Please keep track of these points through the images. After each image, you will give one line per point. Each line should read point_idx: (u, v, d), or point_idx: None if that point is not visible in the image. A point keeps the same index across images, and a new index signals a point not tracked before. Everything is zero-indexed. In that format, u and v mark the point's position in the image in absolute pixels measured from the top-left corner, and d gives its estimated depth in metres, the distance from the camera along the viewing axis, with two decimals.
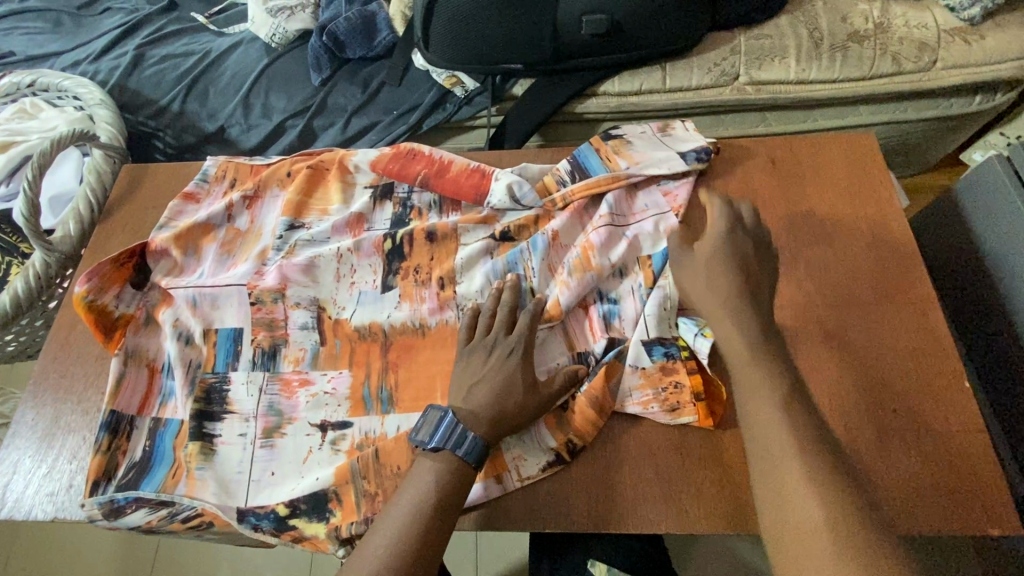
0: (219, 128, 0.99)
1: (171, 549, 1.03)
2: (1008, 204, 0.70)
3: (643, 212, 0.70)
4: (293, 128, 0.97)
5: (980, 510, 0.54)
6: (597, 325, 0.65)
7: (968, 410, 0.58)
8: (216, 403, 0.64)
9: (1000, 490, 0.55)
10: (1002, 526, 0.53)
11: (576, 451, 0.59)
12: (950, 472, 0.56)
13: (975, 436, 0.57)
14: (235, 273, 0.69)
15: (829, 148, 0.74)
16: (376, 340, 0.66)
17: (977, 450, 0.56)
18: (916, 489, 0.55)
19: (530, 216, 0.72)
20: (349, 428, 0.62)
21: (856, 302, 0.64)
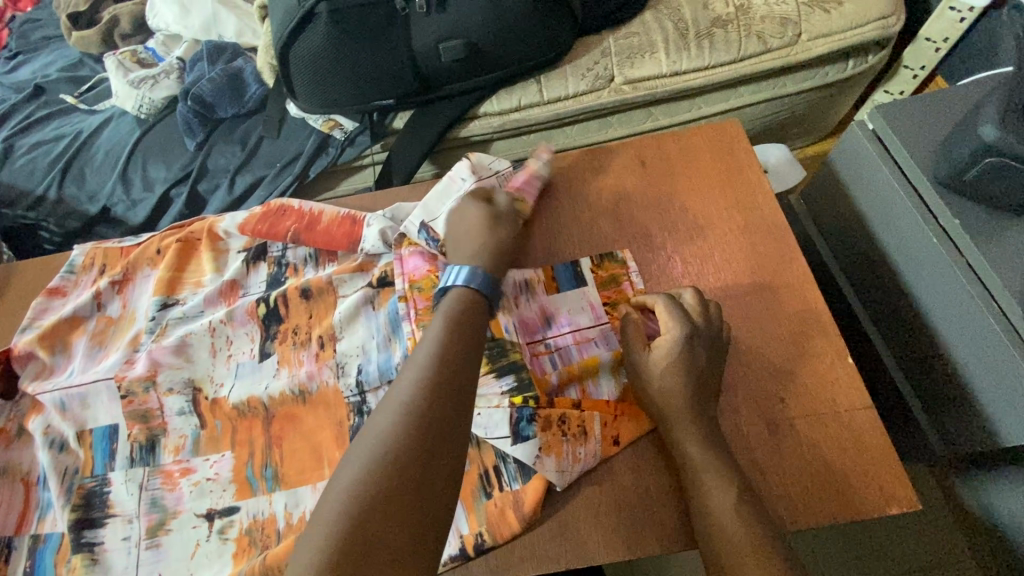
0: (102, 209, 0.96)
1: None
2: (874, 167, 0.71)
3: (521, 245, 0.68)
4: (178, 197, 0.95)
5: (877, 491, 0.52)
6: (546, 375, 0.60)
7: (852, 388, 0.57)
8: (97, 508, 0.60)
9: (895, 465, 0.53)
10: (902, 503, 0.52)
11: (484, 546, 0.53)
12: (843, 456, 0.54)
13: (865, 414, 0.56)
14: (104, 366, 0.65)
15: (695, 140, 0.74)
16: (257, 415, 0.63)
17: (869, 429, 0.55)
18: (811, 479, 0.53)
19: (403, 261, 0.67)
20: (237, 513, 0.58)
21: (733, 296, 0.63)
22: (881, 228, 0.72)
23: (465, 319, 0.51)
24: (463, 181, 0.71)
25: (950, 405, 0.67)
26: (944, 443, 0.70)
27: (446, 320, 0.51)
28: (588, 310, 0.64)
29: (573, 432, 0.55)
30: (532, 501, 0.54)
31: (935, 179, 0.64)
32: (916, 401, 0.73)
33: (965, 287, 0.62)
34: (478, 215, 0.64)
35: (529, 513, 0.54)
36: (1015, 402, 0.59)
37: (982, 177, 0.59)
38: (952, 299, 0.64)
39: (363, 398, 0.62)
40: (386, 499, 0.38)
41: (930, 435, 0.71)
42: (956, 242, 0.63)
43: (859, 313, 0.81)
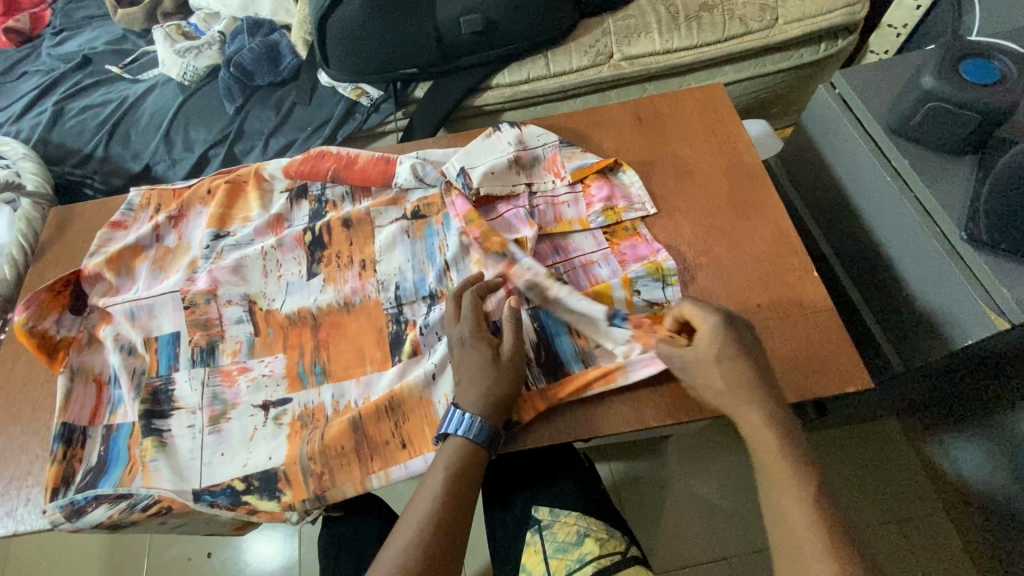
0: (146, 167, 1.05)
1: (161, 556, 1.05)
2: (839, 123, 0.82)
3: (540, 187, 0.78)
4: (216, 156, 1.04)
5: (836, 373, 0.62)
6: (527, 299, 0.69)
7: (819, 296, 0.67)
8: (164, 402, 0.68)
9: (854, 354, 0.63)
10: (858, 382, 0.62)
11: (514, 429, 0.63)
12: (810, 348, 0.64)
13: (828, 314, 0.66)
14: (167, 284, 0.75)
15: (685, 99, 0.85)
16: (306, 324, 0.72)
17: (832, 327, 0.65)
18: (783, 367, 0.63)
19: (434, 194, 0.79)
20: (289, 403, 0.67)
21: (718, 225, 0.73)
22: (846, 175, 0.83)
23: (458, 463, 0.58)
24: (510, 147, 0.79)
25: (907, 326, 0.78)
26: (901, 361, 0.80)
27: (442, 472, 0.58)
28: (592, 240, 0.74)
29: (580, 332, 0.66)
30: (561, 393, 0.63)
31: (888, 129, 0.75)
32: (878, 327, 0.84)
33: (916, 219, 0.72)
34: (455, 350, 0.63)
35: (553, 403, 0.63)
36: (959, 312, 0.69)
37: (926, 120, 0.70)
38: (907, 231, 0.74)
39: (400, 309, 0.72)
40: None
41: (890, 357, 0.82)
42: (907, 180, 0.74)
43: (829, 256, 0.92)
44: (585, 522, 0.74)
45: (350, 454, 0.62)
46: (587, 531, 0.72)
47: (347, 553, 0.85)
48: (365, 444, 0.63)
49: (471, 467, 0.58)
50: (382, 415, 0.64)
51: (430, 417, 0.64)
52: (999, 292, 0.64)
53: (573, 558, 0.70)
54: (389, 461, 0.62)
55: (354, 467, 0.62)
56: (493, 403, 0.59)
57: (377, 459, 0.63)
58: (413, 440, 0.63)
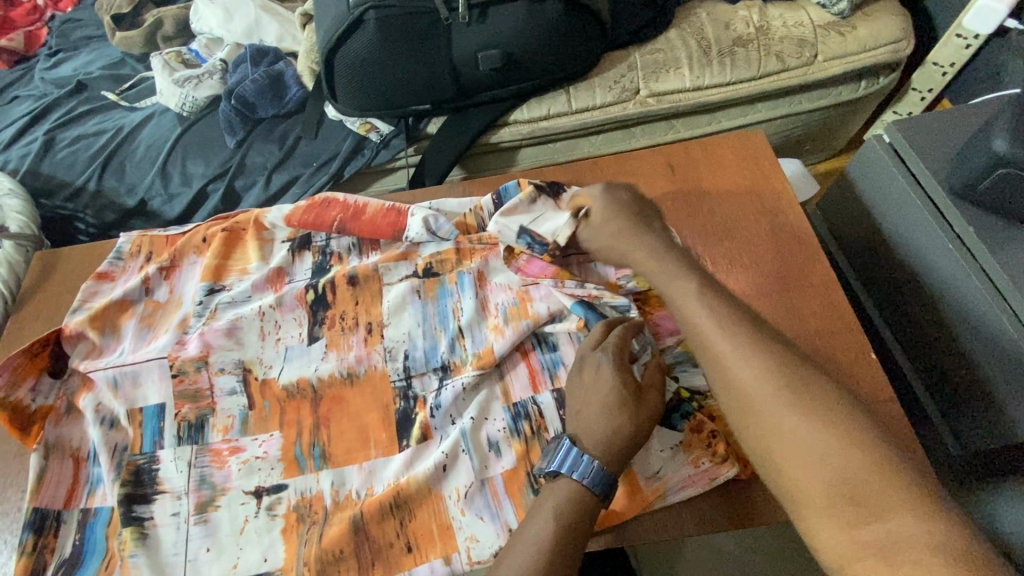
0: (140, 202, 0.99)
1: None
2: (889, 178, 0.75)
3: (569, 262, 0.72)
4: (214, 192, 0.98)
5: None
6: (540, 378, 0.64)
7: (876, 382, 0.60)
8: (147, 484, 0.62)
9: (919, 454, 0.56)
10: None
11: None
12: None
13: (887, 406, 0.59)
14: (155, 347, 0.68)
15: (721, 148, 0.78)
16: (306, 397, 0.66)
17: (895, 422, 0.58)
18: None
19: (450, 249, 0.72)
20: (285, 490, 0.61)
21: (761, 295, 0.66)
22: (895, 233, 0.76)
23: (568, 512, 0.49)
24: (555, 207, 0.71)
25: (966, 404, 0.70)
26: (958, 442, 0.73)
27: (551, 520, 0.49)
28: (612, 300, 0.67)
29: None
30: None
31: (949, 189, 0.68)
32: (932, 407, 0.76)
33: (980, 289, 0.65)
34: (584, 373, 0.56)
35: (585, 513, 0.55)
36: None
37: (996, 186, 0.63)
38: (968, 301, 0.67)
39: (409, 381, 0.66)
40: None
41: (945, 434, 0.75)
42: (969, 246, 0.67)
43: (873, 317, 0.85)
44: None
45: (349, 560, 0.56)
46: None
47: None
48: (366, 548, 0.56)
49: (583, 519, 0.49)
50: (387, 515, 0.58)
51: (439, 516, 0.58)
52: None
53: None
54: (392, 567, 0.56)
55: None
56: (613, 444, 0.51)
57: (380, 564, 0.56)
58: (422, 544, 0.57)
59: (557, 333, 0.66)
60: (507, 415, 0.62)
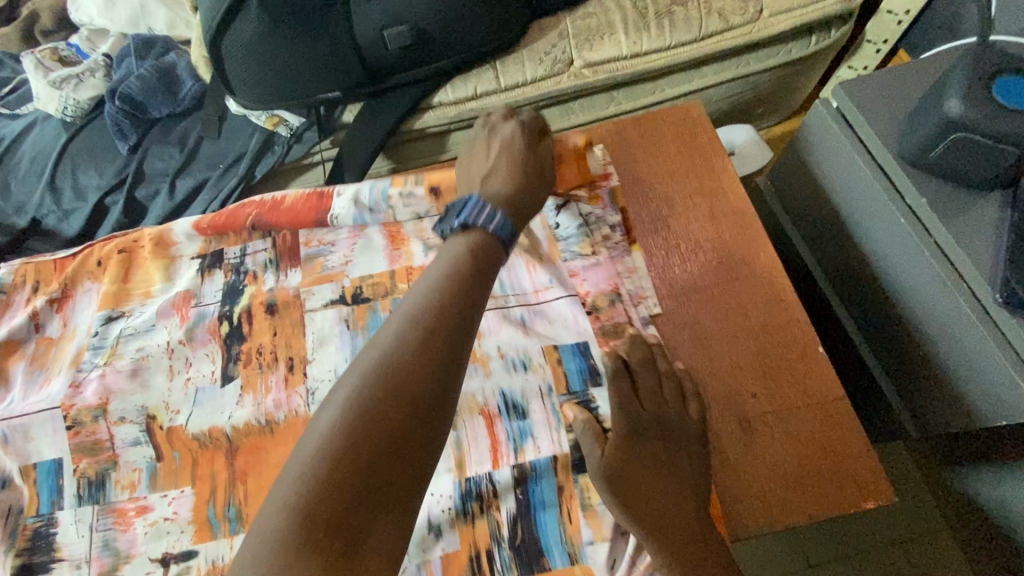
0: (32, 221, 0.94)
1: None
2: (837, 145, 0.69)
3: (546, 290, 0.62)
4: (113, 205, 0.94)
5: (854, 486, 0.53)
6: (503, 449, 0.55)
7: (827, 379, 0.57)
8: (42, 551, 0.55)
9: (871, 460, 0.54)
10: (877, 497, 0.53)
11: None
12: (819, 454, 0.54)
13: (839, 406, 0.56)
14: (47, 395, 0.61)
15: (658, 123, 0.72)
16: (220, 447, 0.59)
17: (841, 416, 0.55)
18: (786, 478, 0.53)
19: (385, 272, 0.66)
20: (195, 557, 0.54)
21: (701, 287, 0.63)
22: (848, 206, 0.71)
23: (468, 268, 0.48)
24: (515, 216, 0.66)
25: (923, 388, 0.67)
26: (917, 427, 0.70)
27: (453, 266, 0.48)
28: (571, 328, 0.60)
29: (571, 516, 0.53)
30: None
31: (900, 158, 0.62)
32: (891, 389, 0.73)
33: (934, 270, 0.60)
34: (498, 144, 0.62)
35: None
36: (987, 387, 0.58)
37: (948, 153, 0.57)
38: (923, 283, 0.62)
39: None
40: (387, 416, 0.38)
41: (904, 421, 0.72)
42: (924, 223, 0.61)
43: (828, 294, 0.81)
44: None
45: None
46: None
47: None
48: None
49: (482, 265, 0.49)
50: None
51: None
52: None
53: None
54: None
55: None
56: (512, 202, 0.56)
57: None
58: None
59: (522, 395, 0.57)
60: (456, 492, 0.54)
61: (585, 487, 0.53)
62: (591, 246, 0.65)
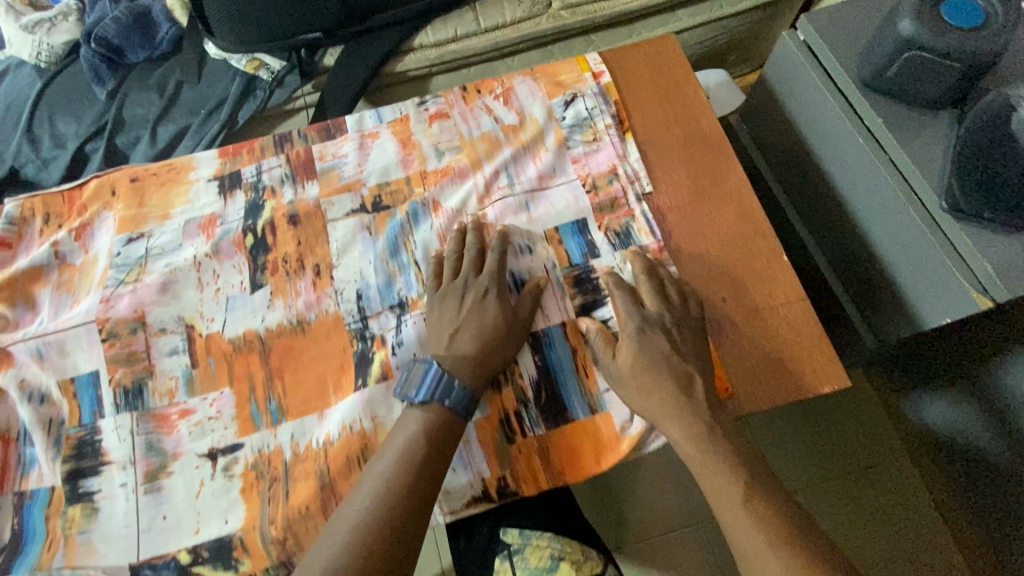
0: (11, 170, 0.92)
1: None
2: (802, 76, 0.77)
3: (553, 179, 0.70)
4: (95, 152, 0.92)
5: (812, 375, 0.60)
6: None
7: (788, 284, 0.64)
8: (89, 456, 0.61)
9: (832, 354, 0.61)
10: (835, 384, 0.59)
11: (505, 489, 0.58)
12: (791, 348, 0.61)
13: (801, 306, 0.63)
14: (79, 311, 0.66)
15: (634, 57, 0.77)
16: (253, 349, 0.64)
17: (799, 319, 0.62)
18: (761, 370, 0.60)
19: (401, 178, 0.71)
20: (240, 449, 0.59)
21: (679, 207, 0.68)
22: (813, 134, 0.79)
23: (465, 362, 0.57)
24: (518, 118, 0.74)
25: (880, 299, 0.77)
26: (872, 335, 0.80)
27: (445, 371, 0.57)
28: (577, 213, 0.68)
29: (587, 372, 0.61)
30: (558, 454, 0.59)
31: (860, 83, 0.70)
32: (850, 303, 0.83)
33: (890, 185, 0.69)
34: (528, 153, 0.71)
35: (554, 454, 0.59)
36: (930, 287, 0.67)
37: (902, 72, 0.64)
38: (880, 199, 0.71)
39: (366, 323, 0.64)
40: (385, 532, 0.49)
41: (864, 334, 0.82)
42: (881, 143, 0.69)
43: (796, 222, 0.91)
44: (558, 544, 0.77)
45: (317, 516, 0.56)
46: (561, 556, 0.76)
47: None
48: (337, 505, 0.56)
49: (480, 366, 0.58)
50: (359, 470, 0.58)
51: None
52: (980, 264, 0.62)
53: None
54: None
55: None
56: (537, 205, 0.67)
57: None
58: None
59: (530, 273, 0.65)
60: None
61: (597, 346, 0.62)
62: (593, 135, 0.71)
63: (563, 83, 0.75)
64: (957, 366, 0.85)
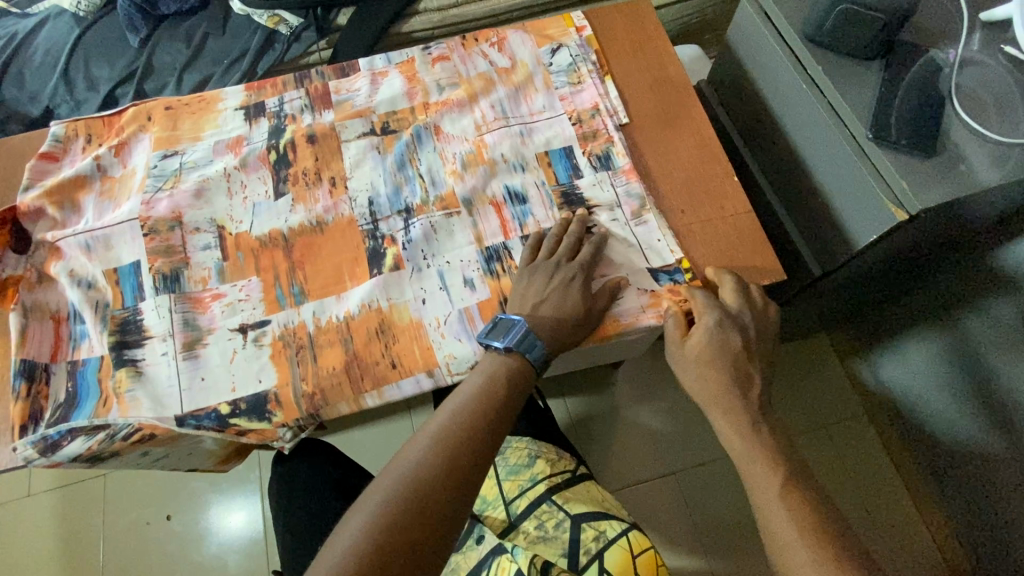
0: (45, 110, 1.01)
1: (115, 515, 1.18)
2: (757, 36, 0.89)
3: (541, 112, 0.81)
4: (124, 95, 1.00)
5: (755, 270, 0.71)
6: (509, 226, 0.74)
7: (737, 200, 0.75)
8: (133, 332, 0.68)
9: (771, 255, 0.72)
10: (774, 278, 0.71)
11: None
12: (740, 250, 0.72)
13: (747, 217, 0.74)
14: (122, 212, 0.74)
15: (612, 16, 0.88)
16: (278, 245, 0.73)
17: (746, 226, 0.73)
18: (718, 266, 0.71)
19: (407, 108, 0.81)
20: (268, 324, 0.69)
21: (648, 138, 0.79)
22: (767, 87, 0.91)
23: (501, 375, 0.61)
24: (510, 62, 0.85)
25: (823, 231, 0.88)
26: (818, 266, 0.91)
27: (484, 378, 0.61)
28: (561, 137, 0.79)
29: None
30: None
31: (803, 36, 0.82)
32: (798, 235, 0.94)
33: (828, 123, 0.80)
34: (519, 90, 0.82)
35: None
36: (861, 209, 0.78)
37: (837, 24, 0.77)
38: (820, 136, 0.82)
39: (376, 224, 0.74)
40: (410, 518, 0.49)
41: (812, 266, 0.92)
42: (821, 87, 0.81)
43: (755, 170, 1.01)
44: (536, 447, 0.88)
45: (343, 376, 0.66)
46: (538, 454, 0.86)
47: (301, 496, 0.92)
48: (355, 368, 0.66)
49: (511, 374, 0.62)
50: (373, 340, 0.67)
51: (419, 340, 0.68)
52: (899, 185, 0.72)
53: (526, 476, 0.84)
54: (381, 381, 0.66)
55: (347, 389, 0.66)
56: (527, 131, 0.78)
57: (368, 379, 0.66)
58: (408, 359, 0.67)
59: (522, 187, 0.76)
60: (480, 257, 0.72)
61: None
62: (578, 78, 0.83)
63: (550, 34, 0.86)
64: (938, 309, 0.98)
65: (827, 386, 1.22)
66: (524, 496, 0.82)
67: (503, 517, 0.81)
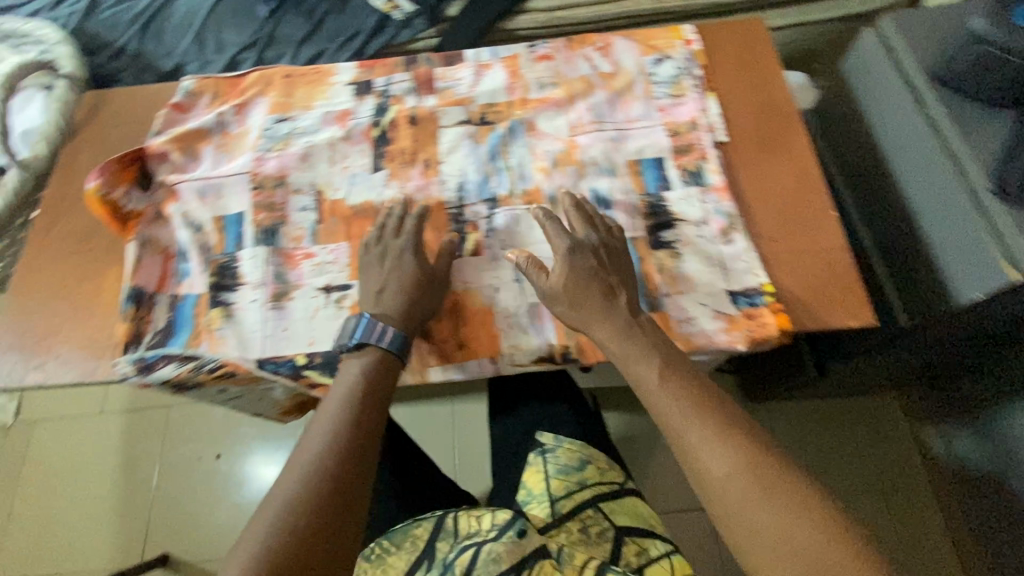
0: (176, 65, 1.10)
1: (175, 445, 1.27)
2: (877, 69, 0.86)
3: (637, 120, 0.80)
4: (245, 59, 1.08)
5: (843, 309, 0.68)
6: None
7: (833, 234, 0.72)
8: (229, 277, 0.73)
9: (863, 296, 0.68)
10: (863, 320, 0.67)
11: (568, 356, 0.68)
12: (830, 286, 0.69)
13: (841, 255, 0.71)
14: (236, 165, 0.80)
15: (723, 32, 0.87)
16: (368, 216, 0.77)
17: (838, 262, 0.70)
18: (807, 300, 0.69)
19: (506, 102, 0.83)
20: (350, 289, 0.72)
21: (746, 159, 0.78)
22: (880, 123, 0.87)
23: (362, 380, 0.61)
24: (613, 68, 0.85)
25: (914, 282, 0.82)
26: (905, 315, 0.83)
27: (349, 381, 0.60)
28: (655, 148, 0.78)
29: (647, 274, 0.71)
30: None
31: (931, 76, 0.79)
32: (887, 277, 0.87)
33: (944, 169, 0.76)
34: (618, 96, 0.82)
35: None
36: (966, 264, 0.73)
37: (971, 68, 0.74)
38: (933, 181, 0.78)
39: (462, 209, 0.77)
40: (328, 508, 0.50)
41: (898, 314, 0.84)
42: (942, 130, 0.77)
43: (847, 207, 0.95)
44: (586, 452, 0.86)
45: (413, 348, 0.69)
46: (589, 459, 0.84)
47: None
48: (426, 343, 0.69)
49: (381, 376, 0.62)
50: (446, 319, 0.70)
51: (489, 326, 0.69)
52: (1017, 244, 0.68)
53: (575, 478, 0.82)
54: (449, 359, 0.68)
55: (416, 361, 0.69)
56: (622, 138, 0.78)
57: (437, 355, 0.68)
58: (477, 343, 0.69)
59: (610, 192, 0.76)
60: None
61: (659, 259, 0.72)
62: (680, 91, 0.82)
63: (658, 45, 0.86)
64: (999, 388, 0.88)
65: (887, 447, 1.16)
66: (570, 497, 0.80)
67: (547, 513, 0.78)
